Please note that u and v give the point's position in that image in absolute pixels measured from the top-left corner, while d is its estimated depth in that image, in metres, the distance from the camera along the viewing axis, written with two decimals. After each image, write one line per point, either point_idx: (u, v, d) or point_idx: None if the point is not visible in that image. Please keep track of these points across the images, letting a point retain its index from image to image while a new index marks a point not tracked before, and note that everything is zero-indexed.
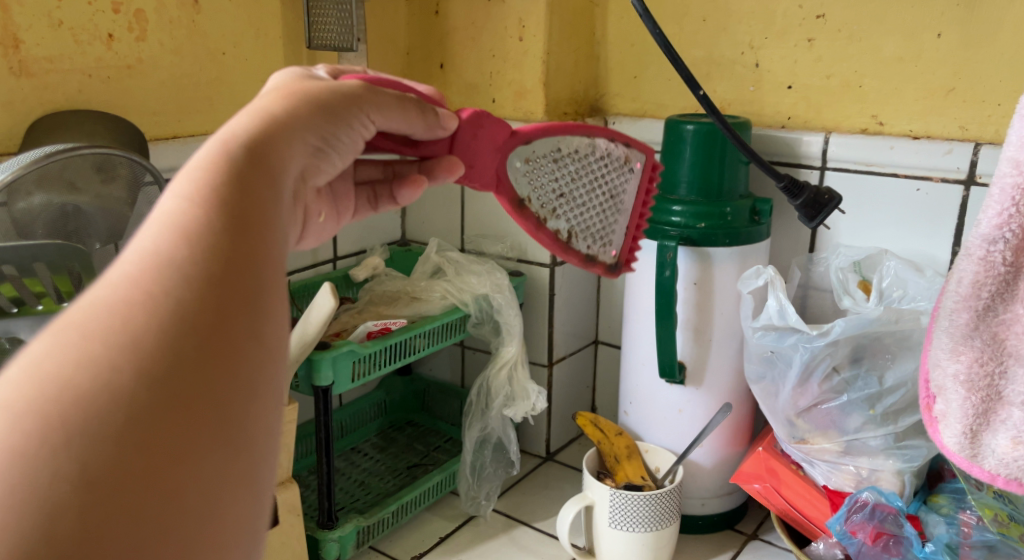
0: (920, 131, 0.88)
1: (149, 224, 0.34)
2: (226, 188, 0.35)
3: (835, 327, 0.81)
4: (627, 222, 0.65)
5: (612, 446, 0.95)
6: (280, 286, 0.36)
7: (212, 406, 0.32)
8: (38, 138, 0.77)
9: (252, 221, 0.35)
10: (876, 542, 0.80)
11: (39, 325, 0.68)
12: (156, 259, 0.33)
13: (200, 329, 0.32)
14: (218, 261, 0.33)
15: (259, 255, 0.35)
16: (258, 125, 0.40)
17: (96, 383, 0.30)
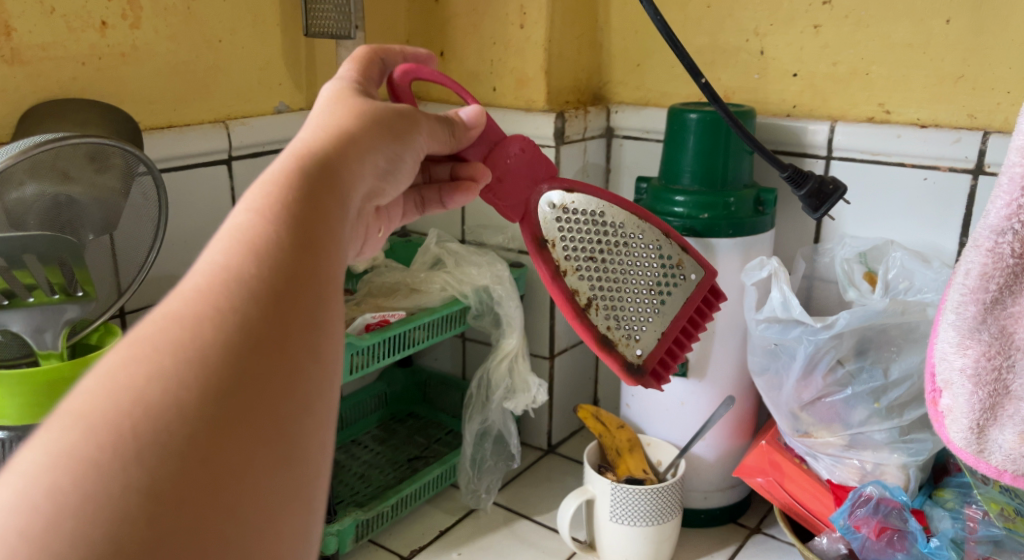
0: (928, 119, 0.86)
1: (217, 241, 0.38)
2: (294, 206, 0.40)
3: (840, 319, 0.80)
4: (668, 328, 0.63)
5: (613, 439, 0.94)
6: (338, 307, 0.40)
7: (273, 418, 0.36)
8: (31, 128, 0.76)
9: (315, 242, 0.39)
10: (881, 536, 0.78)
11: (29, 317, 0.67)
12: (223, 278, 0.37)
13: (263, 346, 0.36)
14: (278, 283, 0.37)
15: (319, 276, 0.39)
16: (329, 144, 0.44)
17: (170, 390, 0.34)
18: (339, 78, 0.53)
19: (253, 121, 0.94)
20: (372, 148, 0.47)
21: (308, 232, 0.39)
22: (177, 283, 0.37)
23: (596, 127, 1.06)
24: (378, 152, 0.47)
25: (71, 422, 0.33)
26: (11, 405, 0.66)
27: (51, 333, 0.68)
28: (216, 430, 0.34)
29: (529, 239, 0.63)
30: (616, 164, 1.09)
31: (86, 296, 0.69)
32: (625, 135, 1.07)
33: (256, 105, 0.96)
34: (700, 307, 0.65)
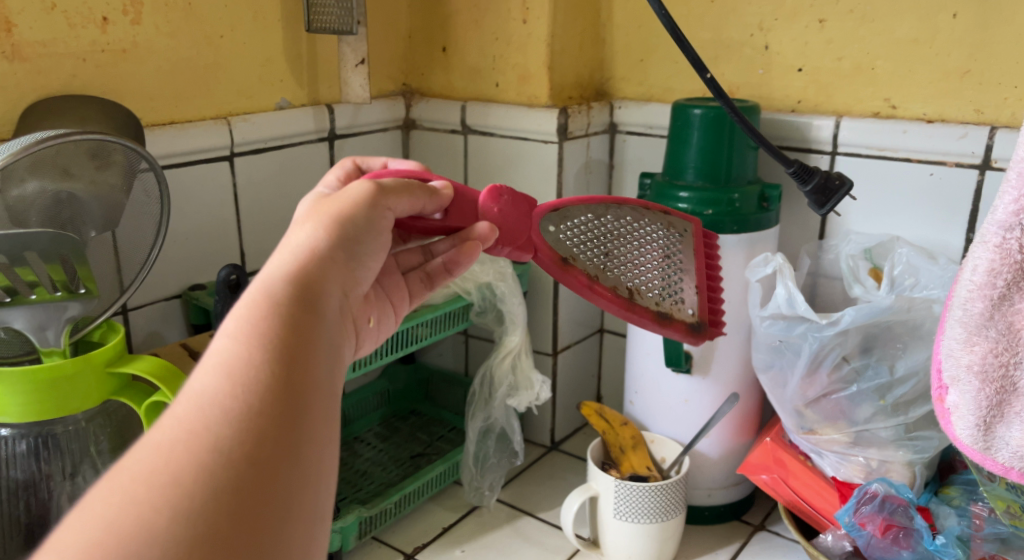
0: (934, 114, 0.86)
1: (200, 370, 0.43)
2: (266, 330, 0.44)
3: (845, 316, 0.80)
4: (698, 283, 0.65)
5: (617, 436, 0.94)
6: (318, 411, 0.44)
7: (256, 527, 0.40)
8: (32, 125, 0.76)
9: (289, 359, 0.44)
10: (886, 533, 0.78)
11: (32, 314, 0.66)
12: (202, 405, 0.42)
13: (242, 461, 0.41)
14: (253, 404, 0.42)
15: (292, 391, 0.43)
16: (294, 257, 0.48)
17: (155, 512, 0.39)
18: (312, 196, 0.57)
19: (255, 118, 0.94)
20: (339, 249, 0.50)
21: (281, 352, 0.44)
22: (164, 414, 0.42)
23: (599, 123, 1.06)
24: (348, 248, 0.50)
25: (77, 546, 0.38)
26: (14, 402, 0.66)
27: (53, 330, 0.67)
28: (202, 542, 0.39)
29: (552, 264, 0.61)
30: (619, 160, 1.08)
31: (87, 292, 0.69)
32: (629, 131, 1.06)
33: (258, 101, 0.95)
34: (707, 256, 0.68)
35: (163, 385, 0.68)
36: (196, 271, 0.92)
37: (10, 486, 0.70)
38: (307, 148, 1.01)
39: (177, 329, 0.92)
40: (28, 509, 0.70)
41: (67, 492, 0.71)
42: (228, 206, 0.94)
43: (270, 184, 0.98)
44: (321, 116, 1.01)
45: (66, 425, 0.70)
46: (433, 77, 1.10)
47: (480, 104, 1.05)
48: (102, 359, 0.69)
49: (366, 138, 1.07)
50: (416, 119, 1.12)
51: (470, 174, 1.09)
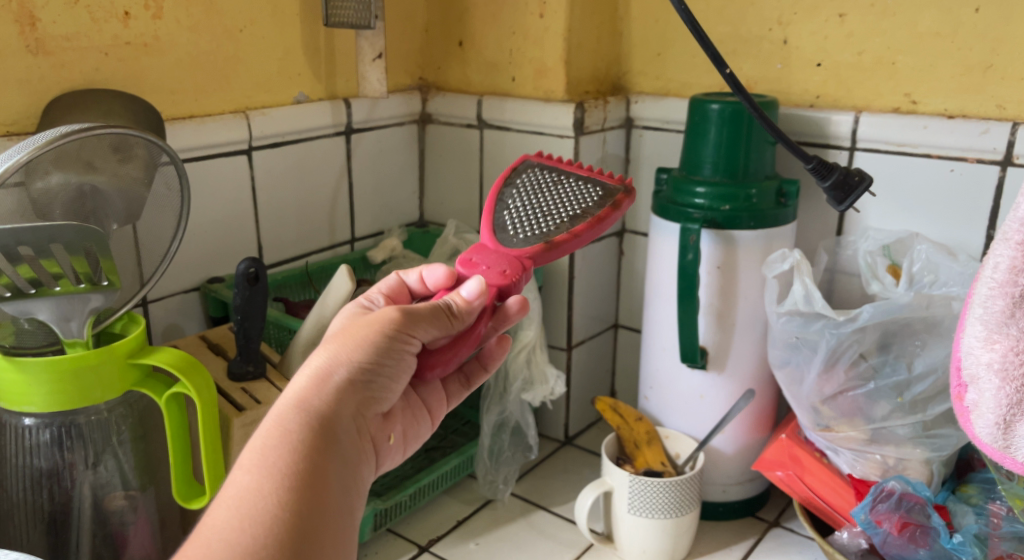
0: (955, 109, 0.85)
1: (213, 506, 0.49)
2: (275, 464, 0.50)
3: (863, 313, 0.80)
4: (585, 171, 0.72)
5: (631, 431, 0.94)
6: (323, 535, 0.49)
7: None
8: (55, 119, 0.77)
9: (296, 489, 0.50)
10: (902, 532, 0.77)
11: (58, 305, 0.66)
12: (214, 534, 0.47)
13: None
14: (260, 535, 0.47)
15: (298, 521, 0.49)
16: (310, 388, 0.54)
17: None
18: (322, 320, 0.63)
19: (273, 112, 0.94)
20: (355, 377, 0.55)
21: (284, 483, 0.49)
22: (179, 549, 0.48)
23: (616, 118, 1.05)
24: (359, 376, 0.56)
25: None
26: (38, 392, 0.67)
27: (77, 321, 0.68)
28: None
29: (548, 251, 0.64)
30: (635, 156, 1.08)
31: (110, 285, 0.68)
32: (645, 126, 1.06)
33: (276, 95, 0.96)
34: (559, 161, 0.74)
35: (184, 378, 0.69)
36: (214, 264, 0.93)
37: (34, 474, 0.71)
38: (325, 142, 1.01)
39: (196, 322, 0.93)
40: (51, 498, 0.71)
41: (89, 481, 0.72)
42: (246, 199, 0.94)
43: (288, 178, 0.98)
44: (338, 110, 1.01)
45: (90, 415, 0.71)
46: (450, 71, 1.10)
47: (497, 98, 1.05)
48: (124, 350, 0.69)
49: (382, 132, 1.07)
50: (432, 113, 1.12)
51: (485, 169, 1.09)
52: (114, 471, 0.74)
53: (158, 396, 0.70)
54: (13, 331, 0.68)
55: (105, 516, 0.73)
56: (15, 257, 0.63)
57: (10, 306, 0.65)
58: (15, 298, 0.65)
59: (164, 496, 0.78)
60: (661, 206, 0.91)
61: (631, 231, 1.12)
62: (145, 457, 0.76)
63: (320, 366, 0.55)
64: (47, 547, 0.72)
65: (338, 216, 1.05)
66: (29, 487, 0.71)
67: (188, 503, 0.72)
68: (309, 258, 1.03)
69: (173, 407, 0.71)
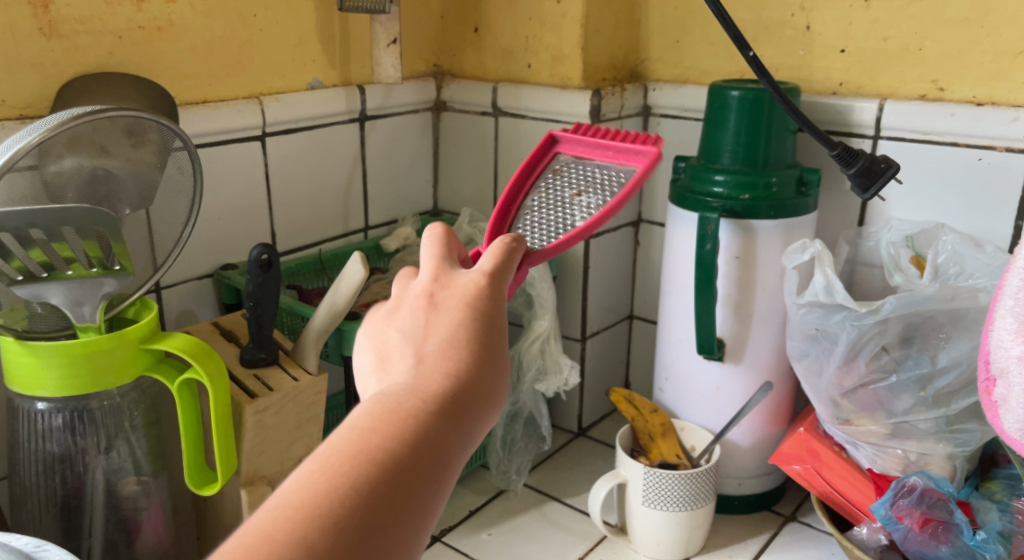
0: (984, 97, 0.83)
1: (331, 462, 0.45)
2: (409, 445, 0.46)
3: (886, 304, 0.79)
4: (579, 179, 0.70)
5: (646, 423, 0.93)
6: (436, 508, 0.47)
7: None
8: (68, 102, 0.76)
9: (421, 479, 0.46)
10: (924, 528, 0.76)
11: (70, 290, 0.66)
12: (331, 495, 0.44)
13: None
14: (396, 492, 0.45)
15: (429, 486, 0.46)
16: (464, 354, 0.51)
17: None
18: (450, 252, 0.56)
19: (287, 98, 0.93)
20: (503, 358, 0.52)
21: (412, 470, 0.46)
22: (282, 495, 0.44)
23: (633, 105, 1.04)
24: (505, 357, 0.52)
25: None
26: (50, 376, 0.66)
27: (90, 306, 0.67)
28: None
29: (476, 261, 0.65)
30: None
31: (122, 269, 0.67)
32: (663, 114, 1.05)
33: (290, 81, 0.95)
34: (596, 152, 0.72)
35: (196, 363, 0.68)
36: (227, 250, 0.92)
37: (46, 459, 0.71)
38: (339, 129, 1.00)
39: (209, 309, 0.92)
40: (64, 482, 0.71)
41: (102, 466, 0.72)
42: (259, 185, 0.93)
43: (302, 164, 0.97)
44: (352, 97, 1.00)
45: (102, 400, 0.70)
46: (465, 58, 1.09)
47: (512, 85, 1.04)
48: (137, 335, 0.69)
49: (396, 119, 1.06)
50: (447, 101, 1.11)
51: (500, 157, 1.08)
52: (127, 457, 0.73)
53: (170, 381, 0.70)
54: (26, 315, 0.67)
55: (118, 501, 0.73)
56: (27, 240, 0.63)
57: (23, 290, 0.64)
58: (28, 282, 0.64)
59: (177, 482, 0.77)
60: (679, 195, 0.90)
61: (647, 221, 1.10)
62: (158, 443, 0.75)
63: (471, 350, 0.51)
64: (60, 532, 0.72)
65: (351, 204, 1.04)
66: (42, 471, 0.71)
67: (201, 490, 0.72)
68: (322, 246, 1.02)
69: (186, 393, 0.70)
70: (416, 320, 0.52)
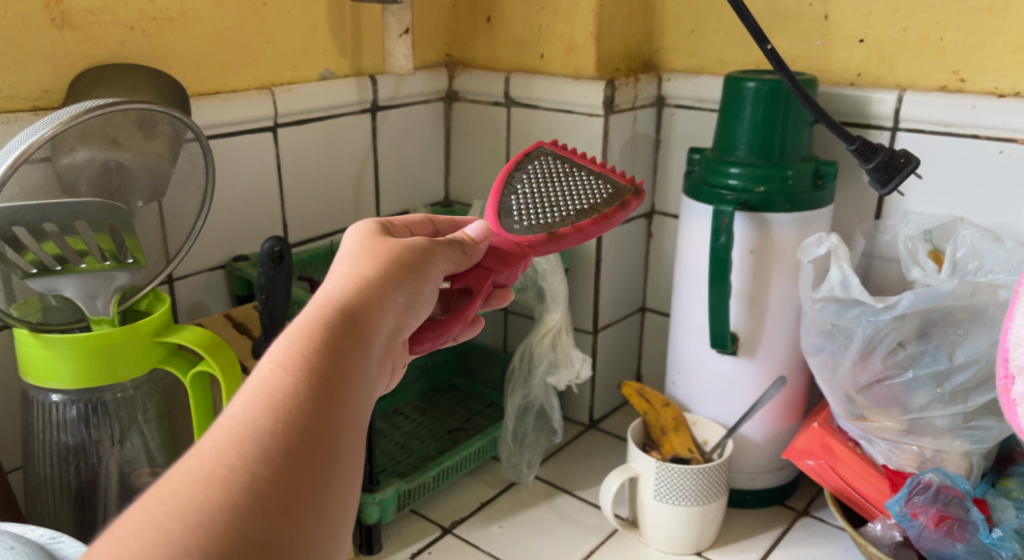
0: (1006, 88, 0.82)
1: (239, 395, 0.45)
2: (313, 363, 0.46)
3: (903, 300, 0.78)
4: (584, 170, 0.73)
5: (658, 417, 0.92)
6: (335, 378, 0.46)
7: (289, 464, 0.43)
8: (81, 94, 0.76)
9: (333, 393, 0.46)
10: (939, 525, 0.75)
11: (84, 282, 0.66)
12: (244, 425, 0.43)
13: (273, 501, 0.42)
14: (278, 370, 0.46)
15: (315, 356, 0.47)
16: (335, 272, 0.54)
17: (172, 510, 0.40)
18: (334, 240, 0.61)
19: (299, 89, 0.93)
20: (376, 265, 0.54)
21: (321, 383, 0.46)
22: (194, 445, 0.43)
23: (647, 96, 1.03)
24: (384, 263, 0.55)
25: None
26: (65, 368, 0.66)
27: (103, 299, 0.67)
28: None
29: (550, 241, 0.66)
30: (666, 135, 1.06)
31: (135, 263, 0.67)
32: (677, 105, 1.04)
33: (302, 71, 0.94)
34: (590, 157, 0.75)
35: (208, 356, 0.68)
36: (239, 242, 0.92)
37: (61, 450, 0.71)
38: (350, 119, 0.99)
39: (221, 301, 0.92)
40: (78, 474, 0.71)
41: (115, 457, 0.72)
42: (271, 177, 0.93)
43: (314, 155, 0.97)
44: (364, 87, 0.99)
45: (116, 392, 0.70)
46: (477, 48, 1.08)
47: (525, 75, 1.03)
48: (149, 329, 0.69)
49: (408, 110, 1.06)
50: (459, 91, 1.10)
51: (513, 148, 1.07)
52: (140, 448, 0.73)
53: (182, 374, 0.70)
54: (41, 307, 0.67)
55: (132, 493, 0.73)
56: (40, 233, 0.62)
57: (36, 282, 0.64)
58: (41, 275, 0.64)
59: None
60: (693, 188, 0.89)
61: (660, 212, 1.10)
62: (170, 434, 0.75)
63: (362, 278, 0.53)
64: (74, 523, 0.72)
65: (363, 195, 1.04)
66: (56, 463, 0.71)
67: None
68: (334, 238, 1.02)
69: (198, 386, 0.70)
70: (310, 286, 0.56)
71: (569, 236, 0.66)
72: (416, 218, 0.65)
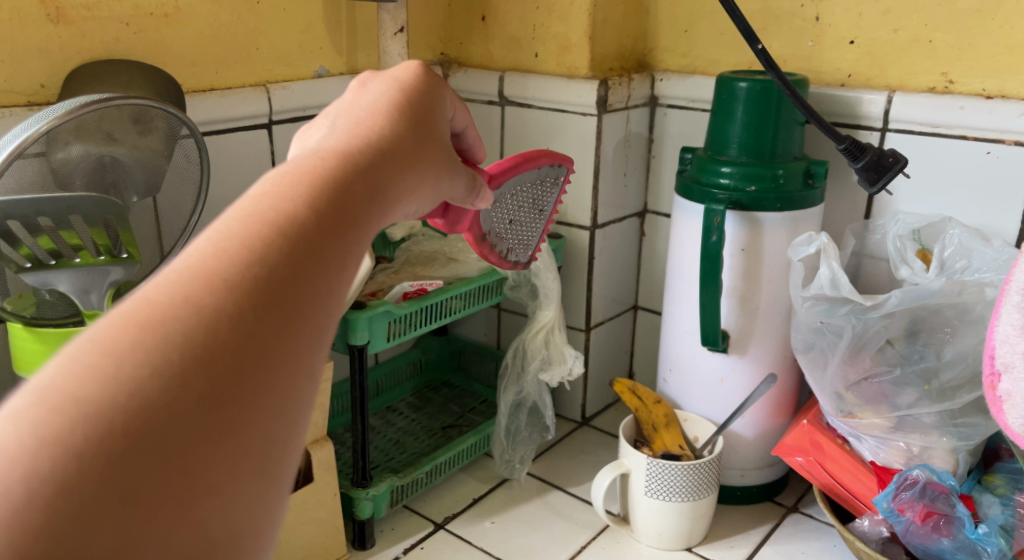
0: (994, 90, 0.83)
1: (247, 223, 0.37)
2: (328, 224, 0.38)
3: (891, 299, 0.79)
4: (546, 221, 0.72)
5: (650, 414, 0.93)
6: (347, 249, 0.39)
7: (280, 332, 0.35)
8: (75, 88, 0.76)
9: (343, 266, 0.38)
10: (926, 521, 0.76)
11: (77, 277, 0.66)
12: (216, 265, 0.35)
13: (258, 366, 0.35)
14: (293, 215, 0.37)
15: (333, 218, 0.38)
16: (371, 120, 0.45)
17: (150, 340, 0.33)
18: (374, 74, 0.52)
19: (294, 86, 0.93)
20: (406, 130, 0.46)
21: (317, 242, 0.37)
22: (155, 274, 0.35)
23: (640, 95, 1.04)
24: (414, 130, 0.46)
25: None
26: None
27: (96, 293, 0.67)
28: (140, 448, 0.32)
29: (478, 245, 0.64)
30: (659, 135, 1.07)
31: (130, 258, 0.68)
32: (670, 105, 1.05)
33: (297, 69, 0.95)
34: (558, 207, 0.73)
35: None
36: None
37: None
38: None
39: None
40: None
41: None
42: (266, 174, 0.94)
43: None
44: None
45: None
46: (472, 47, 1.08)
47: (519, 74, 1.03)
48: None
49: None
50: (453, 89, 1.10)
51: (507, 147, 1.08)
52: None
53: None
54: (34, 301, 0.67)
55: None
56: (35, 228, 0.63)
57: (30, 277, 0.65)
58: (35, 269, 0.64)
59: None
60: (685, 187, 0.90)
61: (652, 212, 1.10)
62: None
63: (388, 136, 0.44)
64: None
65: None
66: None
67: None
68: None
69: None
70: (334, 114, 0.47)
71: (486, 253, 0.65)
72: (467, 113, 0.54)
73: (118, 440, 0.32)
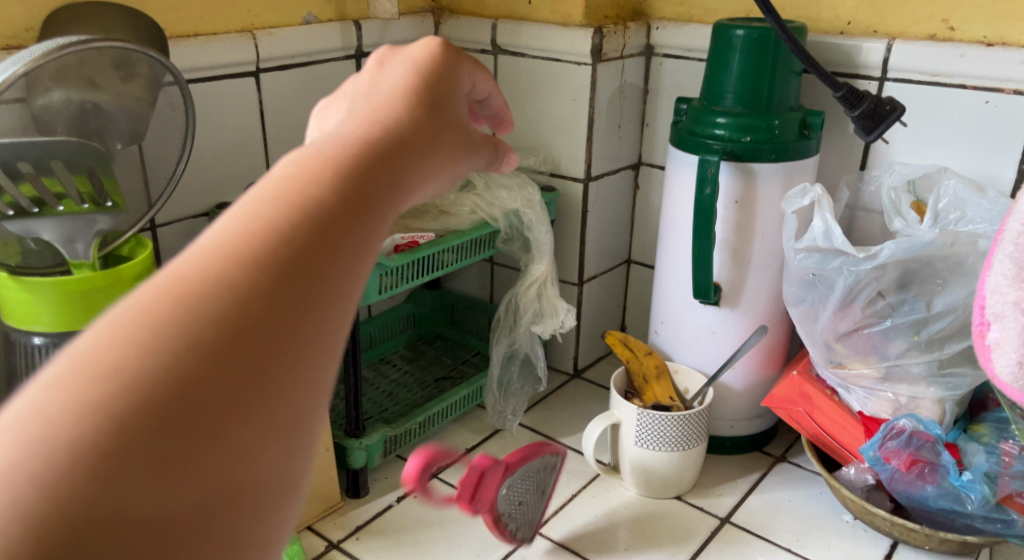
0: (995, 37, 0.82)
1: (273, 206, 0.35)
2: (348, 214, 0.36)
3: (885, 250, 0.78)
4: None
5: (640, 365, 0.93)
6: (363, 241, 0.36)
7: (303, 318, 0.34)
8: (55, 32, 0.74)
9: (364, 255, 0.36)
10: (911, 469, 0.77)
11: (62, 225, 0.66)
12: (246, 243, 0.34)
13: (283, 352, 0.33)
14: (314, 204, 0.35)
15: (353, 207, 0.36)
16: (394, 104, 0.42)
17: (182, 317, 0.32)
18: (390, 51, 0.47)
19: (281, 32, 0.91)
20: (426, 114, 0.42)
21: (336, 229, 0.35)
22: (188, 248, 0.34)
23: (635, 44, 1.02)
24: (437, 113, 0.43)
25: (32, 392, 0.31)
26: (45, 312, 0.66)
27: (82, 242, 0.67)
28: (169, 426, 0.31)
29: None
30: (654, 84, 1.05)
31: (115, 206, 0.68)
32: (666, 54, 1.03)
33: (285, 15, 0.93)
34: None
35: None
36: (223, 188, 0.91)
37: None
38: (335, 65, 0.99)
39: None
40: None
41: None
42: (255, 121, 0.92)
43: (297, 100, 0.96)
44: (348, 32, 0.98)
45: None
46: None
47: (512, 22, 1.02)
48: (131, 274, 0.69)
49: None
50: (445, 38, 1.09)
51: None
52: None
53: None
54: (20, 250, 0.66)
55: None
56: (17, 174, 0.62)
57: (14, 225, 0.64)
58: (19, 217, 0.64)
59: None
60: (679, 137, 0.89)
61: (647, 163, 1.09)
62: None
63: (411, 120, 0.41)
64: None
65: None
66: None
67: None
68: None
69: None
70: (355, 90, 0.44)
71: None
72: (490, 81, 0.49)
73: (151, 418, 0.31)
